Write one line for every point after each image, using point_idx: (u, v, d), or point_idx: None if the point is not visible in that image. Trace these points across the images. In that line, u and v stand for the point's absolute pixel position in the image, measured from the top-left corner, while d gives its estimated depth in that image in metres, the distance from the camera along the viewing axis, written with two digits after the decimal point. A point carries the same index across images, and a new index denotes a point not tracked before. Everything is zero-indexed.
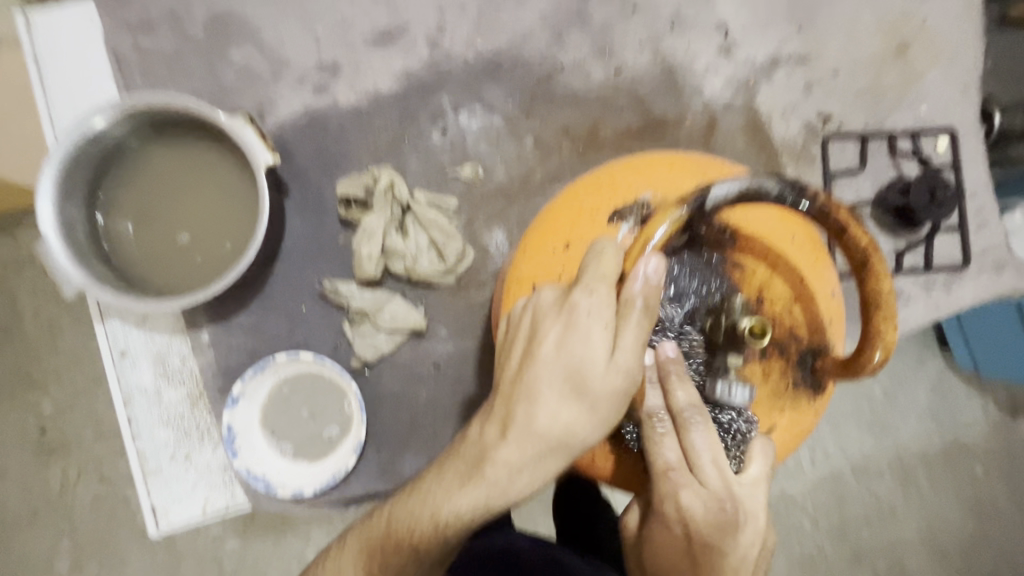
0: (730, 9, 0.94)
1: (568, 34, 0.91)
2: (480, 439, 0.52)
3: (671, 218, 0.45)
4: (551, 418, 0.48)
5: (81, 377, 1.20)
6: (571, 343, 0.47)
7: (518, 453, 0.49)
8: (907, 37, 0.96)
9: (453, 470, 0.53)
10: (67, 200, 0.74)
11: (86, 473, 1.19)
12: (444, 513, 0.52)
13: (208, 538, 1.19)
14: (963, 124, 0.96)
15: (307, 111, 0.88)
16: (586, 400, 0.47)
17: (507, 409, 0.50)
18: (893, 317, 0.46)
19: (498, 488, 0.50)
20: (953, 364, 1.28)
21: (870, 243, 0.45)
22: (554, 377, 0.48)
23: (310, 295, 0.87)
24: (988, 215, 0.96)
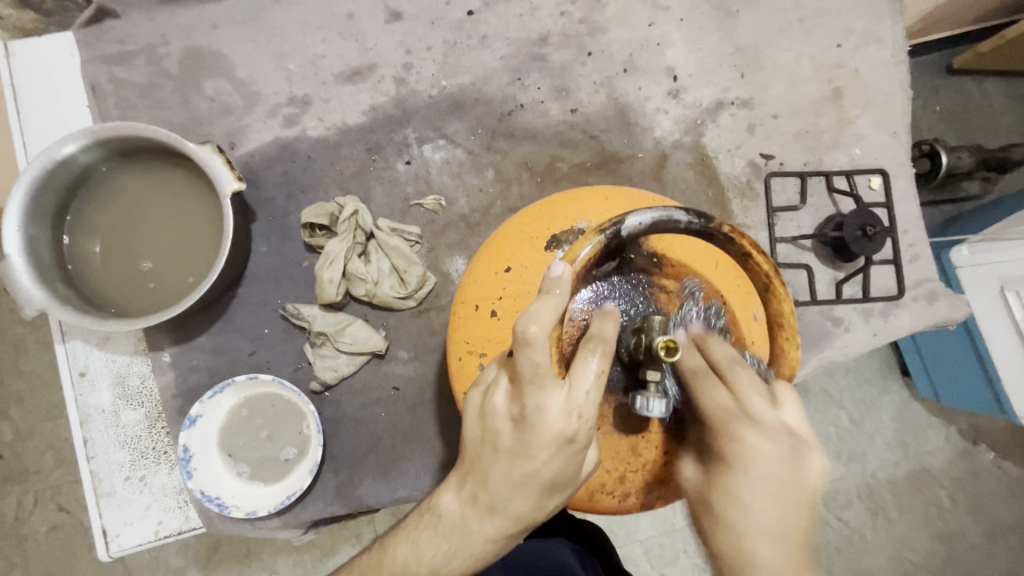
0: (678, 55, 1.02)
1: (528, 75, 0.97)
2: (463, 518, 0.55)
3: (592, 242, 0.49)
4: (536, 507, 0.53)
5: (45, 402, 1.19)
6: (562, 454, 0.49)
7: (507, 533, 0.54)
8: (840, 84, 1.05)
9: (437, 541, 0.57)
10: (35, 222, 0.76)
11: (44, 500, 1.18)
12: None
13: (169, 569, 1.18)
14: (893, 165, 1.04)
15: (276, 141, 0.92)
16: (568, 487, 0.52)
17: (494, 501, 0.53)
18: (795, 338, 0.52)
19: (486, 556, 0.56)
20: (915, 392, 1.35)
21: (772, 271, 0.51)
22: (542, 481, 0.51)
23: (273, 317, 0.90)
24: (921, 249, 1.03)
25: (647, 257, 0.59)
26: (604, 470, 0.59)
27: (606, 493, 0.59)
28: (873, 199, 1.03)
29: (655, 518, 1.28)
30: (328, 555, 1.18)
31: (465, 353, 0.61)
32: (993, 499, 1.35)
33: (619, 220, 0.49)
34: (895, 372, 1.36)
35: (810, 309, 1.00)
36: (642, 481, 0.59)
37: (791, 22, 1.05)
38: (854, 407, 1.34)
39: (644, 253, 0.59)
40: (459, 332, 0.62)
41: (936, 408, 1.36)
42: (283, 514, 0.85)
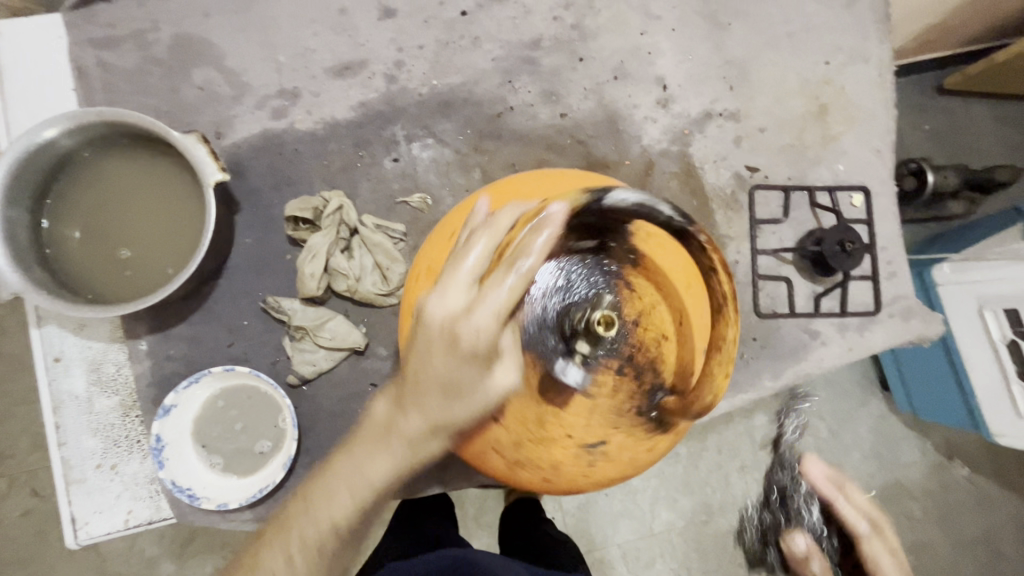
0: (668, 64, 1.02)
1: (518, 78, 0.98)
2: (378, 437, 0.52)
3: (571, 198, 0.49)
4: (434, 416, 0.50)
5: (18, 385, 1.19)
6: (456, 361, 0.48)
7: (408, 439, 0.51)
8: (826, 100, 1.06)
9: (352, 471, 0.52)
10: (14, 205, 0.75)
11: (17, 486, 1.17)
12: (344, 521, 0.52)
13: (143, 559, 1.17)
14: (875, 182, 1.06)
15: (263, 133, 0.92)
16: (464, 402, 0.50)
17: (402, 401, 0.51)
18: (728, 366, 0.53)
19: (394, 464, 0.52)
20: (893, 406, 1.37)
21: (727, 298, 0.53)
22: (438, 387, 0.49)
23: (253, 309, 0.89)
24: (898, 266, 1.05)
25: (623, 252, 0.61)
26: (507, 430, 0.59)
27: (517, 467, 0.61)
28: (854, 215, 1.04)
29: (632, 523, 1.29)
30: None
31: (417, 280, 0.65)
32: (963, 513, 1.38)
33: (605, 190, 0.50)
34: (874, 388, 1.38)
35: (788, 321, 1.02)
36: (552, 456, 0.59)
37: (780, 37, 1.06)
38: (833, 418, 1.36)
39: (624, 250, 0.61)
40: (428, 257, 0.65)
41: (913, 421, 1.38)
42: (255, 506, 0.85)
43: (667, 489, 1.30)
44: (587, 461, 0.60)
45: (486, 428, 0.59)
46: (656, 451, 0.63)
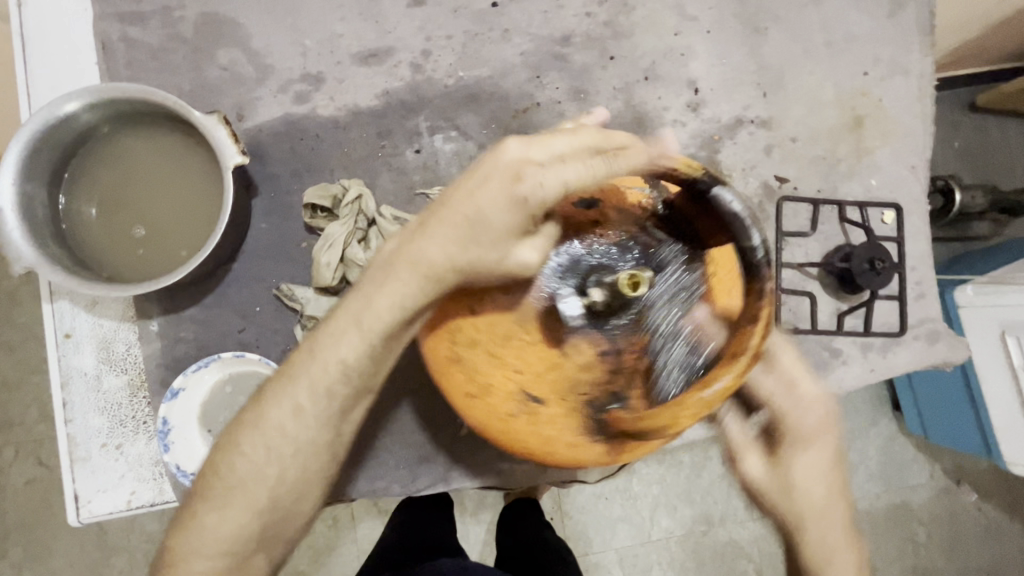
0: (701, 67, 1.00)
1: (547, 74, 0.95)
2: (395, 272, 0.60)
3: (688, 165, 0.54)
4: (454, 250, 0.58)
5: (30, 356, 1.23)
6: (500, 201, 0.56)
7: (424, 259, 0.59)
8: (863, 113, 1.03)
9: (366, 309, 0.61)
10: (32, 178, 0.74)
11: (23, 455, 1.22)
12: (351, 362, 0.62)
13: (142, 535, 1.23)
14: (908, 200, 1.02)
15: (285, 118, 0.90)
16: (481, 248, 0.58)
17: (437, 222, 0.60)
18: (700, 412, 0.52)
19: (398, 285, 0.60)
20: (903, 427, 1.34)
21: (755, 352, 0.51)
22: (472, 216, 0.58)
23: (266, 296, 0.88)
24: (927, 287, 1.02)
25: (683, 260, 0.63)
26: (478, 327, 0.61)
27: (459, 368, 0.60)
28: (885, 233, 1.01)
29: (631, 530, 1.28)
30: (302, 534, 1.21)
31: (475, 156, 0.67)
32: (974, 542, 1.35)
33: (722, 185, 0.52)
34: (884, 407, 1.35)
35: (810, 337, 0.99)
36: (504, 383, 0.59)
37: (819, 45, 1.03)
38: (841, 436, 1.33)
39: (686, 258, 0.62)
40: None
41: (922, 443, 1.35)
42: None
43: (667, 498, 1.29)
44: (517, 407, 0.59)
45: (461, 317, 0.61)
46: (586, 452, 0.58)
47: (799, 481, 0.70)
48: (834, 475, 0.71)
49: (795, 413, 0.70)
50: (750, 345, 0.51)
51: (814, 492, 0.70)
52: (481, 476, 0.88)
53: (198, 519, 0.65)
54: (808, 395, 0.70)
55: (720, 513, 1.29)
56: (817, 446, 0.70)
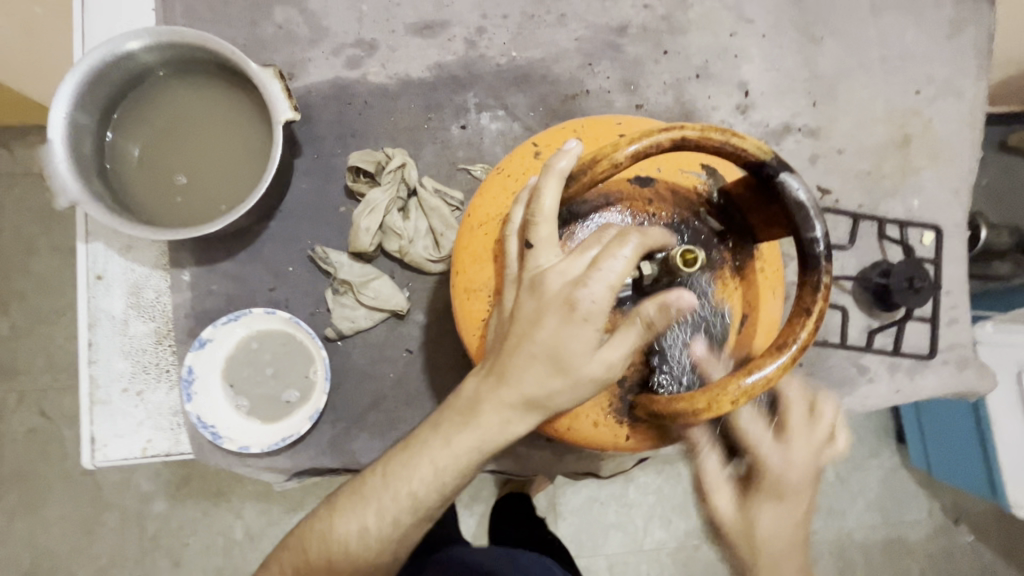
0: (753, 71, 0.99)
1: (599, 63, 0.95)
2: (478, 404, 0.48)
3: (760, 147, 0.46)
4: (562, 355, 0.45)
5: (46, 304, 1.24)
6: (586, 285, 0.44)
7: (528, 387, 0.46)
8: (911, 132, 1.02)
9: (445, 446, 0.50)
10: (84, 111, 0.74)
11: (27, 403, 1.22)
12: (424, 497, 0.51)
13: (137, 495, 1.22)
14: (949, 223, 1.01)
15: (335, 81, 0.90)
16: (589, 348, 0.45)
17: (511, 342, 0.47)
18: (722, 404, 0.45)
19: (496, 427, 0.48)
20: (907, 461, 1.31)
21: (800, 347, 0.45)
22: (557, 307, 0.45)
23: (299, 257, 0.87)
24: (960, 313, 1.00)
25: (733, 252, 0.56)
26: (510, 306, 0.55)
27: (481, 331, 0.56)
28: (923, 254, 1.00)
29: (625, 536, 1.26)
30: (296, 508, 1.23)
31: (538, 151, 0.58)
32: None
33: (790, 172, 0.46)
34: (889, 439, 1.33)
35: (838, 352, 0.97)
36: None
37: (873, 59, 1.02)
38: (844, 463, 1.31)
39: (733, 247, 0.56)
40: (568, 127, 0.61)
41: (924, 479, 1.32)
42: (273, 455, 0.83)
43: (662, 507, 1.27)
44: None
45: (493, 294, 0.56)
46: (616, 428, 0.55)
47: (764, 531, 0.58)
48: (794, 536, 0.58)
49: (776, 458, 0.60)
50: (795, 339, 0.46)
51: (774, 545, 0.57)
52: (496, 459, 0.87)
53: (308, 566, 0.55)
54: (796, 438, 0.61)
55: None
56: (794, 500, 0.59)
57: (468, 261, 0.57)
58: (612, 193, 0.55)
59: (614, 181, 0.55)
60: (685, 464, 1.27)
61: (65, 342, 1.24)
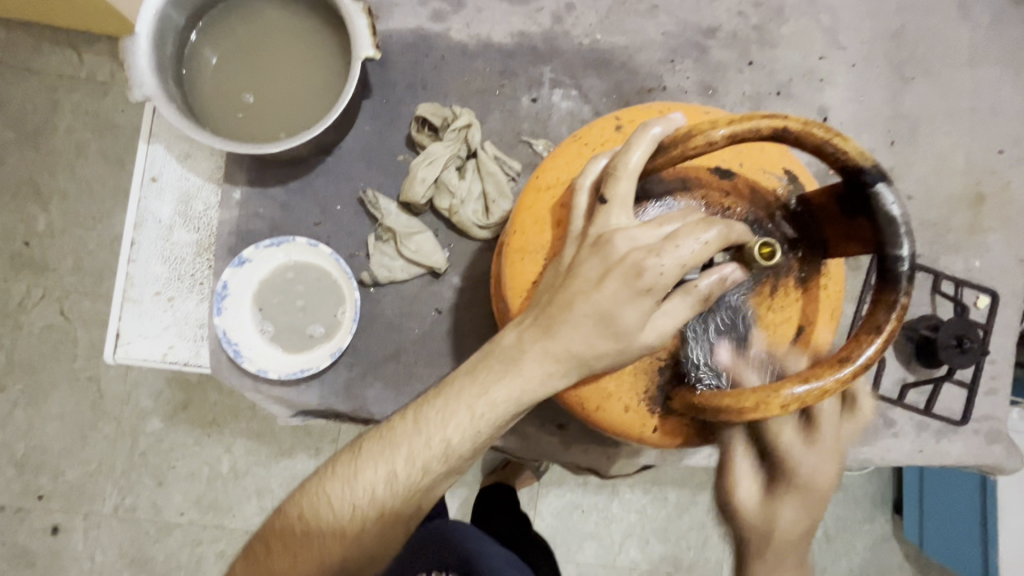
0: (836, 98, 0.96)
1: (681, 61, 0.93)
2: (522, 353, 0.48)
3: (863, 152, 0.47)
4: (612, 315, 0.45)
5: (84, 208, 1.26)
6: (656, 250, 0.44)
7: (573, 342, 0.46)
8: (987, 190, 0.98)
9: (482, 394, 0.49)
10: (173, 10, 0.75)
11: (48, 300, 1.25)
12: (457, 446, 0.50)
13: (136, 410, 1.25)
14: (1007, 291, 0.97)
15: (418, 31, 0.90)
16: (641, 313, 0.45)
17: (565, 292, 0.47)
18: (777, 405, 0.45)
19: (534, 384, 0.48)
20: (899, 533, 1.26)
21: (866, 363, 0.45)
22: (619, 267, 0.45)
23: (349, 197, 0.87)
24: (1000, 385, 0.96)
25: (801, 263, 0.55)
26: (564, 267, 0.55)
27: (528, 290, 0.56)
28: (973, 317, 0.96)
29: (599, 548, 1.24)
30: (283, 455, 1.24)
31: (620, 124, 0.58)
32: None
33: (887, 183, 0.47)
34: (885, 507, 1.27)
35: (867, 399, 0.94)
36: None
37: (962, 109, 0.98)
38: (834, 522, 1.26)
39: (801, 258, 0.54)
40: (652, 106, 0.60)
41: (914, 555, 1.27)
42: (286, 386, 0.84)
43: (643, 528, 1.25)
44: None
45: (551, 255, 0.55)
46: (644, 410, 0.55)
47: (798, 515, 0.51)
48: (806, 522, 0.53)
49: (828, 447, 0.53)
50: (861, 354, 0.46)
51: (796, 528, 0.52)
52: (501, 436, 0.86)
53: (320, 526, 0.53)
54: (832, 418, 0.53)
55: (690, 558, 1.25)
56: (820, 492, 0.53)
57: (529, 221, 0.56)
58: (691, 179, 0.54)
59: (695, 167, 0.55)
60: (673, 487, 1.25)
61: (95, 248, 1.26)
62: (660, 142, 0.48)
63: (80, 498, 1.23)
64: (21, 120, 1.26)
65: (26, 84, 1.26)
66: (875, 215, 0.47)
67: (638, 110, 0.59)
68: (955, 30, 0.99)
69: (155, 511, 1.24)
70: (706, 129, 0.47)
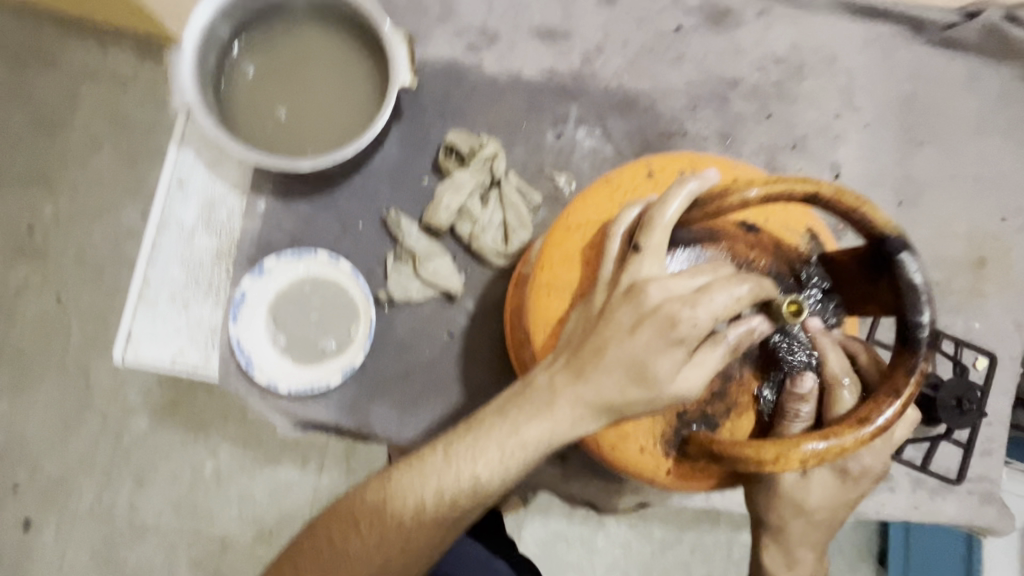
0: (847, 155, 0.99)
1: (701, 109, 0.96)
2: (554, 395, 0.48)
3: (890, 219, 0.49)
4: (644, 361, 0.46)
5: (95, 201, 1.26)
6: (690, 301, 0.45)
7: (604, 387, 0.47)
8: (988, 256, 1.01)
9: (512, 434, 0.49)
10: (219, 24, 0.77)
11: (48, 289, 1.24)
12: (485, 482, 0.50)
13: (126, 407, 1.23)
14: (1005, 355, 0.99)
15: (451, 61, 0.93)
16: (673, 362, 0.46)
17: (596, 337, 0.48)
18: (790, 459, 0.46)
19: (565, 425, 0.48)
20: None
21: (885, 423, 0.46)
22: (653, 316, 0.46)
23: (371, 216, 0.89)
24: (995, 447, 0.98)
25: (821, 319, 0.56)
26: None
27: (554, 327, 0.56)
28: (973, 377, 0.97)
29: None
30: (268, 462, 1.22)
31: (652, 172, 0.60)
32: None
33: (909, 251, 0.49)
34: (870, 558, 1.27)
35: None
36: None
37: (967, 177, 1.02)
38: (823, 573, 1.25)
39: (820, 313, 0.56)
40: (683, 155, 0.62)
41: None
42: (292, 399, 0.84)
43: (630, 565, 1.24)
44: None
45: (579, 294, 0.56)
46: (660, 454, 0.55)
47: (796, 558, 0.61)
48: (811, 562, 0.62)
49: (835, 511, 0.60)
50: (880, 414, 0.46)
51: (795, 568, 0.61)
52: None
53: (338, 549, 0.54)
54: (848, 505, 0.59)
55: None
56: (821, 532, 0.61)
57: (558, 259, 0.58)
58: (718, 230, 0.56)
59: (723, 219, 0.57)
60: (661, 524, 1.24)
61: (101, 242, 1.26)
62: (696, 195, 0.50)
63: (57, 493, 1.21)
64: (45, 109, 1.27)
65: (53, 75, 1.28)
66: (897, 280, 0.49)
67: (669, 159, 0.61)
68: (966, 100, 1.03)
69: (133, 513, 1.21)
70: (740, 187, 0.49)
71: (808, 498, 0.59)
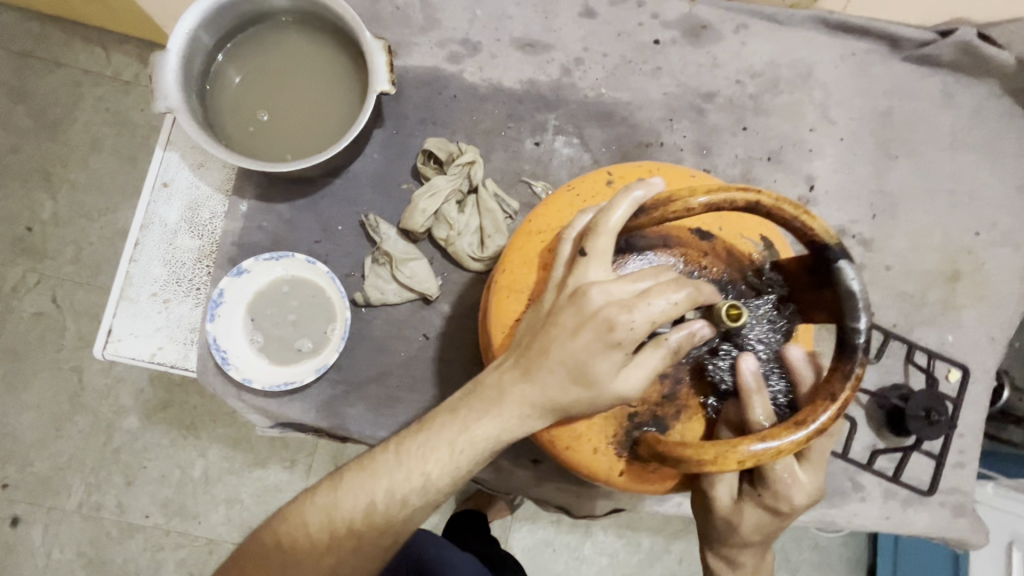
0: (822, 168, 1.01)
1: (679, 121, 0.98)
2: (502, 394, 0.50)
3: (830, 230, 0.50)
4: (585, 363, 0.48)
5: (90, 201, 1.29)
6: (628, 305, 0.47)
7: (548, 386, 0.49)
8: (962, 269, 1.02)
9: (461, 431, 0.51)
10: (205, 32, 0.80)
11: (42, 287, 1.26)
12: (435, 480, 0.52)
13: (115, 405, 1.25)
14: (978, 368, 1.00)
15: (433, 70, 0.95)
16: (613, 364, 0.48)
17: (542, 338, 0.50)
18: (728, 462, 0.47)
19: (513, 422, 0.50)
20: None
21: (820, 426, 0.48)
22: (593, 319, 0.47)
23: (351, 219, 0.91)
24: (968, 458, 0.98)
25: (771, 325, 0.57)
26: None
27: (511, 327, 0.58)
28: (944, 389, 0.98)
29: None
30: (256, 464, 1.24)
31: (611, 179, 0.62)
32: None
33: (848, 260, 0.50)
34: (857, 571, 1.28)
35: (838, 462, 0.96)
36: None
37: (941, 191, 1.03)
38: None
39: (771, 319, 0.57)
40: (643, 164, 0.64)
41: None
42: (268, 398, 0.85)
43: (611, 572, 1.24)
44: None
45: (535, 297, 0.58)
46: (613, 455, 0.57)
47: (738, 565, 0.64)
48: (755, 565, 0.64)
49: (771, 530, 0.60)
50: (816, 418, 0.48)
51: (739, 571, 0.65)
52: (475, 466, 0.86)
53: (295, 548, 0.55)
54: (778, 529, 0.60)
55: None
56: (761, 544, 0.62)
57: (517, 262, 0.60)
58: (672, 238, 0.58)
59: (677, 227, 0.59)
60: (642, 531, 1.25)
61: (96, 242, 1.28)
62: (642, 203, 0.51)
63: (46, 490, 1.22)
64: (42, 111, 1.30)
65: (52, 77, 1.30)
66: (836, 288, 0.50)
67: (629, 167, 0.63)
68: (941, 115, 1.04)
69: (120, 512, 1.22)
70: (685, 196, 0.51)
71: (740, 522, 0.60)
